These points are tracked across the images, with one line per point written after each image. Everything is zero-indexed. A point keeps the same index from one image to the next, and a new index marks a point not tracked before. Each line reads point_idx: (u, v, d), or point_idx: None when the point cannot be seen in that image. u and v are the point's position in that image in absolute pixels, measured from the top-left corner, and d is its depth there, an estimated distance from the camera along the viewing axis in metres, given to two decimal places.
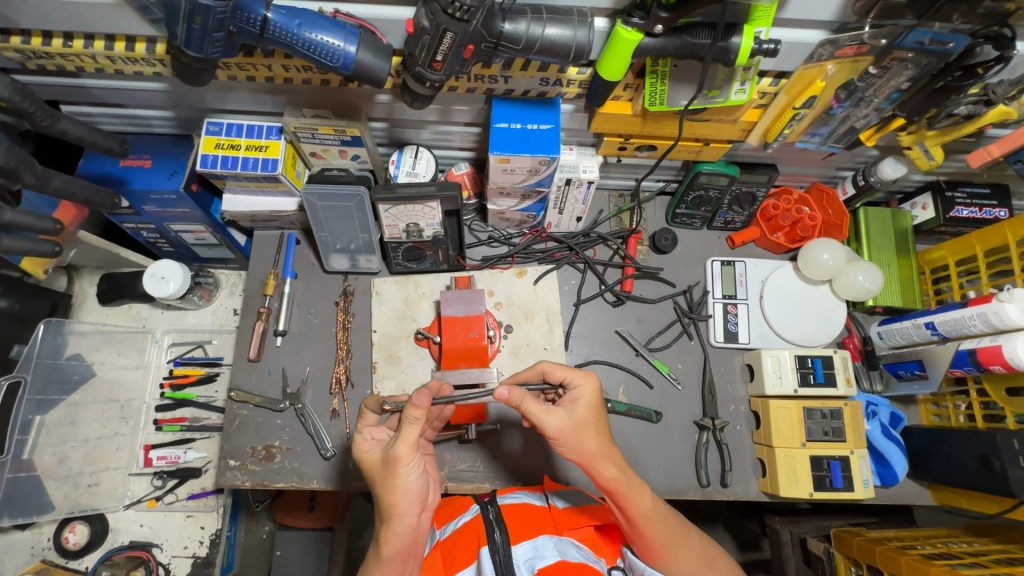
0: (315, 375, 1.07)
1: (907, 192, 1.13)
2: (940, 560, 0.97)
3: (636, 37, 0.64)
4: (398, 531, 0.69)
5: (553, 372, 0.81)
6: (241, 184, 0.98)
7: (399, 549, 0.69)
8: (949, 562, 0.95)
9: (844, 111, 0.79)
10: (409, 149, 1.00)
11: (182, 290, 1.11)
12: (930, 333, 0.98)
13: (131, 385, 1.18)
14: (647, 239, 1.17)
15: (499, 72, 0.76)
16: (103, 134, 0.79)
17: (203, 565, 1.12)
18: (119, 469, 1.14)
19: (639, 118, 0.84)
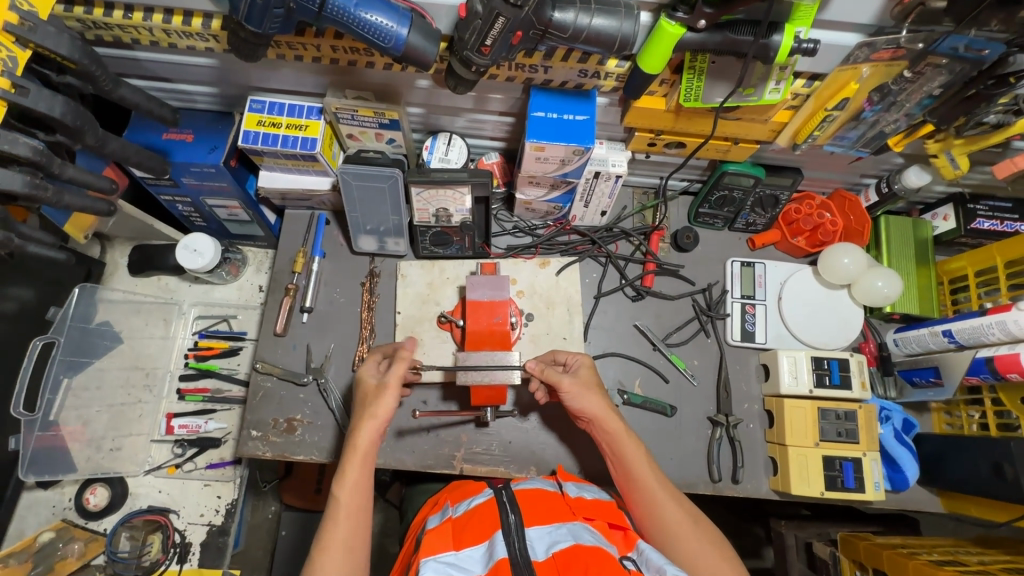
0: (338, 352, 1.09)
1: (929, 203, 1.15)
2: (949, 566, 0.97)
3: (679, 31, 0.66)
4: (368, 432, 0.84)
5: (564, 354, 1.00)
6: (278, 161, 1.01)
7: (360, 445, 0.82)
8: (958, 569, 0.96)
9: (875, 115, 0.81)
10: (444, 136, 1.03)
11: (213, 263, 1.14)
12: (947, 341, 0.99)
13: (157, 355, 1.21)
14: (668, 236, 1.19)
15: (540, 62, 0.79)
16: (155, 104, 0.83)
17: (218, 533, 1.14)
18: (142, 435, 1.17)
19: (672, 113, 0.86)
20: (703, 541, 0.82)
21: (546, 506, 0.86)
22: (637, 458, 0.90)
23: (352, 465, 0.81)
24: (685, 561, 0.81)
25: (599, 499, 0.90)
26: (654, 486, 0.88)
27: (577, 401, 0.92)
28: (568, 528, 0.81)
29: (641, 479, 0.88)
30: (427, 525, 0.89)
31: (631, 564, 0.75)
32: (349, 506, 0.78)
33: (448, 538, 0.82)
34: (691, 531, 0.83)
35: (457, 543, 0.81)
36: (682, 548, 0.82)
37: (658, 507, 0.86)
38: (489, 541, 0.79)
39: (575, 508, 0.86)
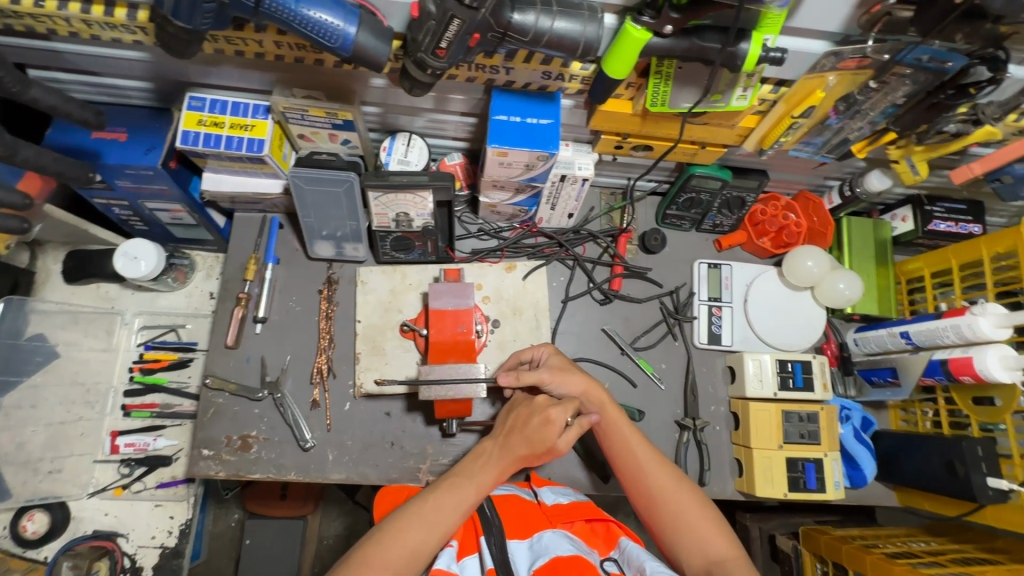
0: (295, 364, 1.04)
1: (888, 204, 1.16)
2: (901, 559, 1.00)
3: (645, 36, 0.63)
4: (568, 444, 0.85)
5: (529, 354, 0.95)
6: (222, 164, 0.94)
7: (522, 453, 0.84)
8: (910, 561, 0.99)
9: (840, 123, 0.80)
10: (402, 136, 0.98)
11: (157, 271, 1.06)
12: (904, 342, 1.02)
13: (100, 369, 1.14)
14: (636, 238, 1.17)
15: (501, 63, 0.75)
16: (76, 104, 0.75)
17: (172, 555, 1.08)
18: (84, 455, 1.10)
19: (639, 117, 0.84)
20: (701, 518, 0.79)
21: (523, 516, 0.85)
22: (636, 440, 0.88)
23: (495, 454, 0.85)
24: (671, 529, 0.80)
25: (575, 502, 0.91)
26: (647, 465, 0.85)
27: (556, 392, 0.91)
28: (548, 538, 0.80)
29: (636, 460, 0.86)
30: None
31: (612, 567, 0.81)
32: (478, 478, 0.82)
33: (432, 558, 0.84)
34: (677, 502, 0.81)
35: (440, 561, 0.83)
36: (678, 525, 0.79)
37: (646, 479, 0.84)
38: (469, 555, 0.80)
39: (552, 517, 0.85)
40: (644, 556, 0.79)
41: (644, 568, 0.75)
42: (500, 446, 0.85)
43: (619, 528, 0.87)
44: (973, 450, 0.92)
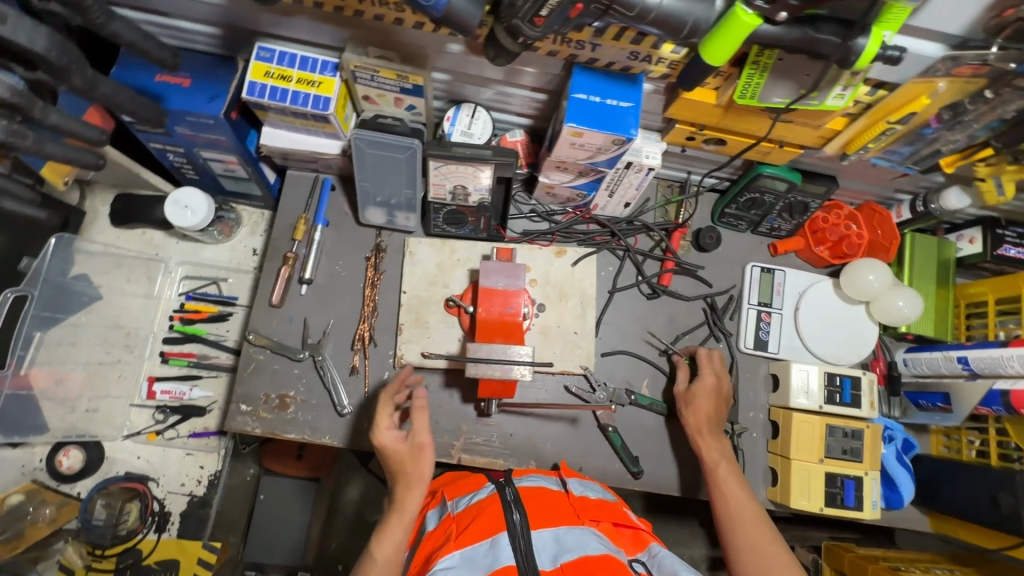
0: (337, 329, 1.03)
1: (955, 223, 1.12)
2: None
3: (755, 21, 0.60)
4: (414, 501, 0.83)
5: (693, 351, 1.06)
6: (284, 119, 0.92)
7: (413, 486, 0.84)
8: None
9: (936, 133, 0.76)
10: (467, 107, 0.95)
11: (206, 222, 1.06)
12: (960, 368, 0.99)
13: (139, 315, 1.14)
14: (690, 235, 1.14)
15: (589, 39, 0.72)
16: (151, 44, 0.74)
17: (199, 505, 1.10)
18: (120, 398, 1.11)
19: (721, 109, 0.80)
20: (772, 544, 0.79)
21: (549, 508, 0.86)
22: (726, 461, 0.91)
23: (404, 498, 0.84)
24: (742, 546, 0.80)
25: (602, 501, 0.91)
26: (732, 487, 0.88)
27: (699, 395, 0.98)
28: (576, 532, 0.81)
29: (728, 483, 0.88)
30: (426, 524, 0.88)
31: (642, 568, 0.79)
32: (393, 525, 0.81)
33: (451, 539, 0.80)
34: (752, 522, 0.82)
35: (459, 543, 0.79)
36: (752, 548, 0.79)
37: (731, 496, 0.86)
38: (491, 540, 0.79)
39: (580, 511, 0.86)
40: (677, 564, 0.78)
41: None
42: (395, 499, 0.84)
43: (648, 535, 0.87)
44: None
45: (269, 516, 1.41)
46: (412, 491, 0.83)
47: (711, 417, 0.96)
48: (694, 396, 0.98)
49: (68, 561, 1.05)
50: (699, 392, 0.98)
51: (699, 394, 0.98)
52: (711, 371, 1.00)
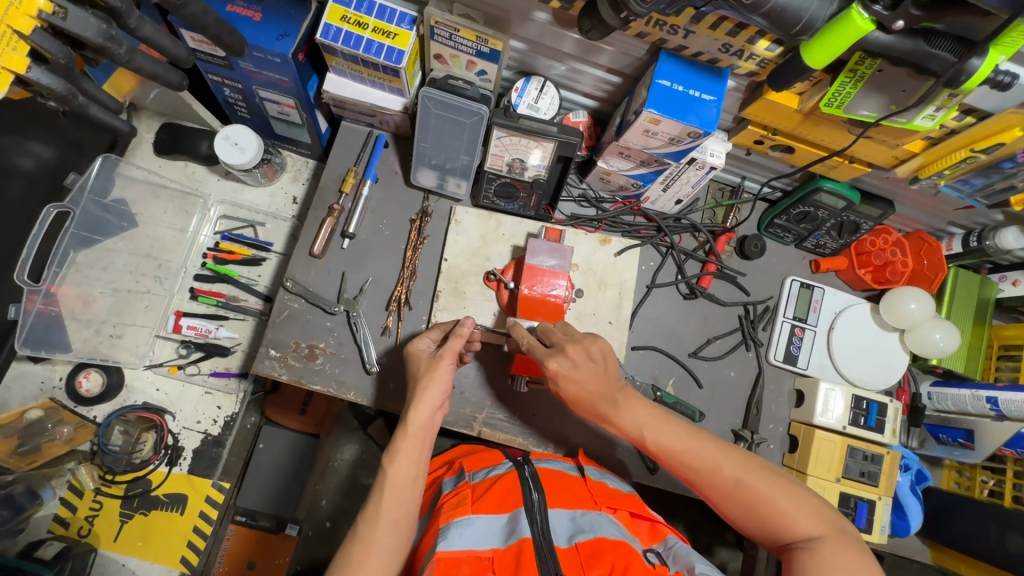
0: (374, 287, 1.02)
1: (1000, 264, 1.12)
2: None
3: (868, 26, 0.58)
4: (425, 413, 0.81)
5: (549, 333, 0.87)
6: (351, 66, 0.90)
7: (413, 431, 0.80)
8: None
9: (1016, 168, 0.76)
10: (537, 80, 0.93)
11: (253, 162, 1.03)
12: (988, 408, 0.99)
13: (173, 248, 1.12)
14: (734, 240, 1.13)
15: (684, 25, 0.70)
16: None
17: (212, 444, 1.10)
18: (146, 327, 1.10)
19: (801, 115, 0.79)
20: (779, 491, 0.70)
21: (567, 491, 0.86)
22: (642, 411, 0.78)
23: (408, 441, 0.80)
24: (754, 513, 0.70)
25: (619, 491, 0.91)
26: (696, 443, 0.75)
27: (563, 383, 0.80)
28: (593, 516, 0.81)
29: (694, 456, 0.74)
30: (443, 489, 0.89)
31: (657, 559, 0.79)
32: (405, 476, 0.78)
33: (467, 502, 0.81)
34: (752, 480, 0.71)
35: (475, 508, 0.80)
36: (759, 508, 0.69)
37: (709, 468, 0.73)
38: (509, 515, 0.79)
39: (597, 498, 0.86)
40: (694, 557, 0.78)
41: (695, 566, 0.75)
42: (393, 447, 0.79)
43: (666, 529, 0.87)
44: None
45: (266, 466, 1.34)
46: (425, 398, 0.82)
47: (585, 402, 0.80)
48: (564, 385, 0.81)
49: (79, 482, 1.05)
50: (582, 379, 0.80)
51: (583, 386, 0.79)
52: (558, 363, 0.80)
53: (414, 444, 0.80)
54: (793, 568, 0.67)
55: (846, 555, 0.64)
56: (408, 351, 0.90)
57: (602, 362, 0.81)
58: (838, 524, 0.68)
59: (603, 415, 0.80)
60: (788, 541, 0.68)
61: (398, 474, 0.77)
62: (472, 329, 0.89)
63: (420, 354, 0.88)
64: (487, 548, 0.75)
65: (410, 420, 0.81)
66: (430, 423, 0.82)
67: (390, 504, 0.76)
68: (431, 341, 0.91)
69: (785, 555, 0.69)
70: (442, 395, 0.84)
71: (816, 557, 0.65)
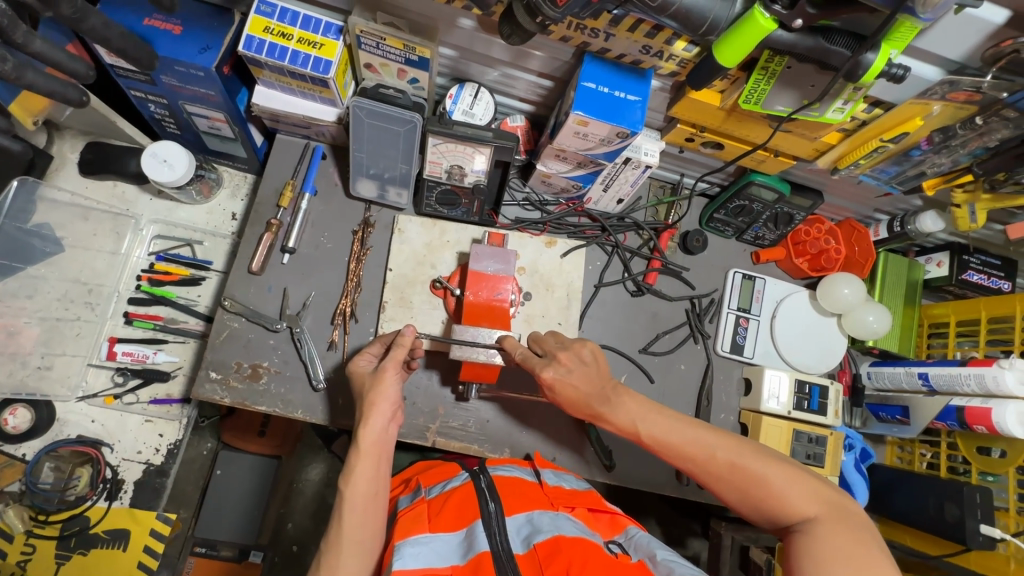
0: (317, 301, 1.00)
1: (925, 247, 1.17)
2: None
3: (770, 26, 0.60)
4: (373, 432, 0.79)
5: (541, 341, 0.88)
6: (280, 78, 0.88)
7: (364, 449, 0.78)
8: None
9: (923, 155, 0.80)
10: (471, 86, 0.92)
11: (185, 179, 1.00)
12: (920, 384, 1.04)
13: (104, 271, 1.07)
14: (677, 236, 1.15)
15: (604, 28, 0.71)
16: None
17: (156, 474, 1.05)
18: (77, 357, 1.04)
19: (723, 113, 0.81)
20: (776, 473, 0.70)
21: (524, 494, 0.86)
22: (634, 406, 0.79)
23: (363, 462, 0.77)
24: (751, 499, 0.71)
25: (577, 490, 0.91)
26: (691, 432, 0.76)
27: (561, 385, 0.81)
28: (550, 517, 0.80)
29: (690, 447, 0.75)
30: (398, 506, 0.87)
31: (619, 549, 0.80)
32: (365, 498, 0.76)
33: (424, 520, 0.79)
34: (750, 466, 0.72)
35: (433, 526, 0.79)
36: (756, 491, 0.70)
37: (705, 458, 0.74)
38: (468, 529, 0.78)
39: (554, 499, 0.86)
40: (654, 545, 0.80)
41: (656, 554, 0.77)
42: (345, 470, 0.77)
43: (625, 519, 0.88)
44: (973, 496, 0.94)
45: (231, 489, 1.30)
46: (375, 413, 0.80)
47: (579, 404, 0.82)
48: (561, 392, 0.82)
49: (7, 526, 0.99)
50: (577, 384, 0.81)
51: (578, 389, 0.81)
52: (554, 371, 0.82)
53: (368, 464, 0.77)
54: (791, 548, 0.67)
55: (843, 531, 0.64)
56: (350, 370, 0.88)
57: (594, 364, 0.83)
58: (834, 502, 0.68)
59: (597, 414, 0.81)
60: (785, 522, 0.69)
61: (354, 498, 0.75)
62: (414, 337, 0.87)
63: (363, 371, 0.87)
64: (446, 565, 0.73)
65: (360, 439, 0.78)
66: (382, 438, 0.80)
67: (351, 527, 0.74)
68: (373, 355, 0.89)
69: (785, 537, 0.69)
70: (394, 406, 0.82)
71: (812, 536, 0.65)
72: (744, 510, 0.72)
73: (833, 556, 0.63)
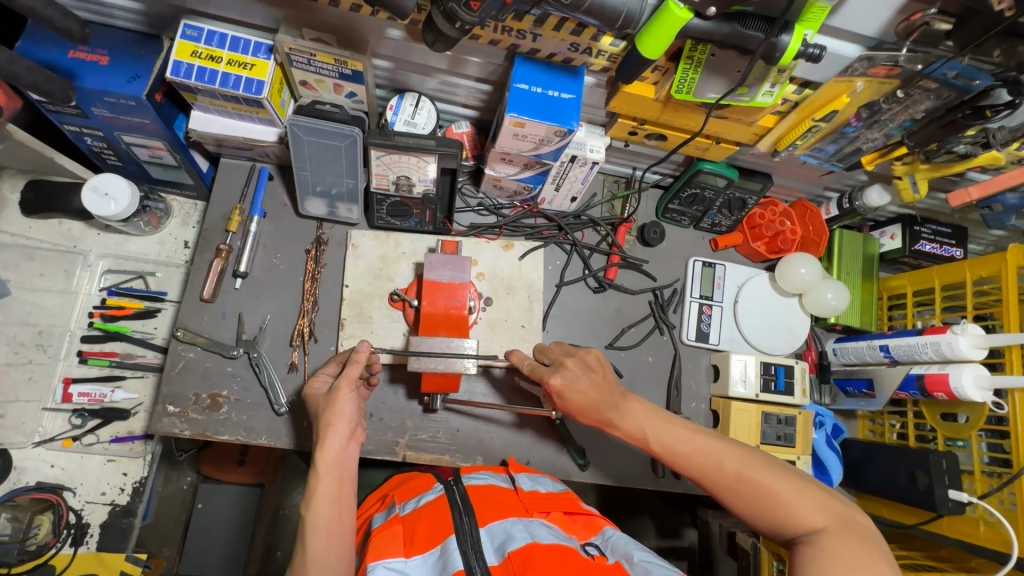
0: (274, 324, 0.99)
1: (879, 221, 1.19)
2: None
3: (686, 15, 0.61)
4: (332, 451, 0.78)
5: (547, 351, 0.88)
6: (215, 102, 0.87)
7: (324, 470, 0.76)
8: None
9: (857, 131, 0.81)
10: (411, 96, 0.92)
11: (130, 211, 0.98)
12: (883, 355, 1.05)
13: (56, 312, 1.04)
14: (635, 229, 1.16)
15: (529, 29, 0.72)
16: (47, 2, 0.69)
17: (123, 514, 1.03)
18: (31, 402, 1.01)
19: (660, 104, 0.82)
20: (783, 485, 0.70)
21: (498, 502, 0.84)
22: (642, 412, 0.79)
23: (323, 483, 0.76)
24: (757, 509, 0.70)
25: (552, 493, 0.90)
26: (699, 442, 0.75)
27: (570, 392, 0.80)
28: (524, 525, 0.79)
29: (699, 457, 0.74)
30: (373, 524, 0.85)
31: (596, 550, 0.79)
32: (330, 519, 0.74)
33: (399, 542, 0.76)
34: (757, 476, 0.71)
35: (408, 551, 0.76)
36: (761, 503, 0.70)
37: (713, 468, 0.73)
38: (441, 547, 0.75)
39: (529, 505, 0.84)
40: (630, 546, 0.80)
41: (632, 555, 0.76)
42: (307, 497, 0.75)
43: (601, 520, 0.88)
44: (939, 462, 0.95)
45: (215, 520, 1.26)
46: (331, 433, 0.79)
47: (588, 410, 0.80)
48: (570, 399, 0.80)
49: None
50: (585, 390, 0.80)
51: (587, 396, 0.79)
52: (561, 377, 0.80)
53: (328, 484, 0.76)
54: (796, 559, 0.67)
55: (849, 544, 0.64)
56: (307, 393, 0.87)
57: (600, 371, 0.82)
58: (840, 513, 0.68)
59: (606, 420, 0.80)
60: (791, 533, 0.68)
61: (317, 522, 0.73)
62: (370, 353, 0.85)
63: (320, 392, 0.86)
64: None
65: (318, 460, 0.77)
66: (341, 458, 0.79)
67: (316, 553, 0.71)
68: (330, 374, 0.88)
69: (790, 548, 0.69)
70: (350, 425, 0.81)
71: (818, 548, 0.65)
72: (751, 520, 0.72)
73: (839, 569, 0.63)
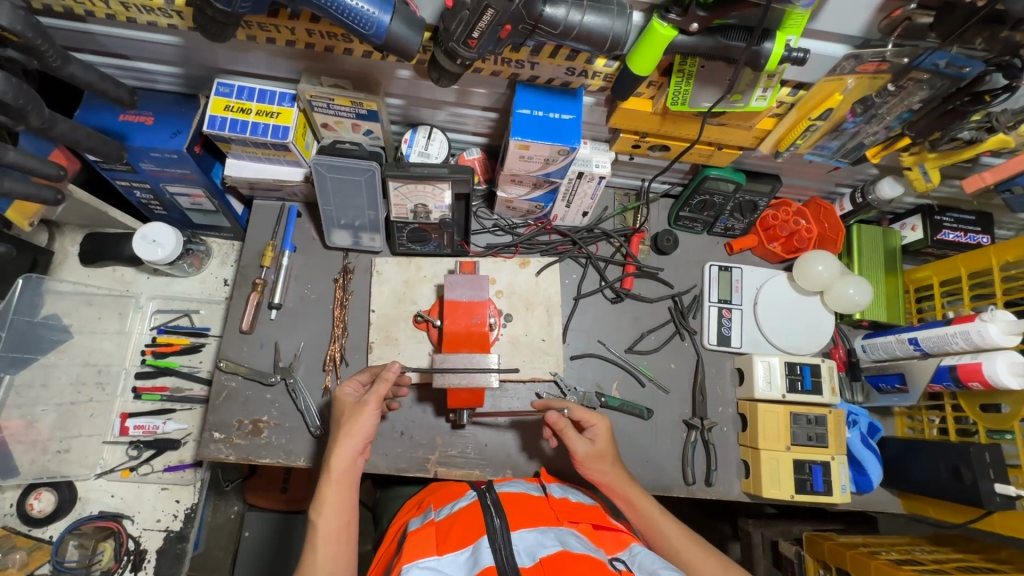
0: (308, 352, 1.05)
1: (898, 213, 1.17)
2: (902, 545, 1.07)
3: (671, 33, 0.65)
4: (343, 458, 0.81)
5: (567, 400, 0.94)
6: (247, 149, 0.95)
7: (336, 476, 0.80)
8: (909, 546, 1.06)
9: (856, 126, 0.83)
10: (424, 129, 0.99)
11: (175, 254, 1.07)
12: (913, 349, 1.03)
13: (113, 352, 1.14)
14: (649, 239, 1.18)
15: (527, 58, 0.77)
16: (100, 75, 0.79)
17: (176, 540, 1.08)
18: (93, 436, 1.10)
19: (658, 117, 0.85)
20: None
21: (530, 510, 0.85)
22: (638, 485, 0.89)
23: (330, 488, 0.80)
24: None
25: (582, 504, 0.91)
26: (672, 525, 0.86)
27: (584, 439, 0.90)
28: (555, 533, 0.80)
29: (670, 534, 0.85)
30: (409, 527, 0.88)
31: (622, 565, 0.77)
32: (337, 527, 0.78)
33: (431, 542, 0.78)
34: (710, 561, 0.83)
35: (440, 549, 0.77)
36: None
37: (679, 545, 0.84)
38: (473, 545, 0.77)
39: (559, 513, 0.85)
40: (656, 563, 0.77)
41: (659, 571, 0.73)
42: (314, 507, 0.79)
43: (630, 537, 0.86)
44: (981, 455, 0.93)
45: (262, 547, 1.33)
46: (346, 443, 0.82)
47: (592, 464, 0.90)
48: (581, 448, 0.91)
49: None
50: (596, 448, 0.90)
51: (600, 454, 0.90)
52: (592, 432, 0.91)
53: (337, 491, 0.80)
54: None
55: None
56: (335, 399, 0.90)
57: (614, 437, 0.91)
58: None
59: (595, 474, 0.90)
60: None
61: (324, 528, 0.77)
62: (399, 372, 0.88)
63: (346, 400, 0.89)
64: None
65: (329, 466, 0.81)
66: (350, 465, 0.82)
67: (327, 559, 0.76)
68: (356, 386, 0.91)
69: None
70: (366, 438, 0.84)
71: None
72: None
73: None
